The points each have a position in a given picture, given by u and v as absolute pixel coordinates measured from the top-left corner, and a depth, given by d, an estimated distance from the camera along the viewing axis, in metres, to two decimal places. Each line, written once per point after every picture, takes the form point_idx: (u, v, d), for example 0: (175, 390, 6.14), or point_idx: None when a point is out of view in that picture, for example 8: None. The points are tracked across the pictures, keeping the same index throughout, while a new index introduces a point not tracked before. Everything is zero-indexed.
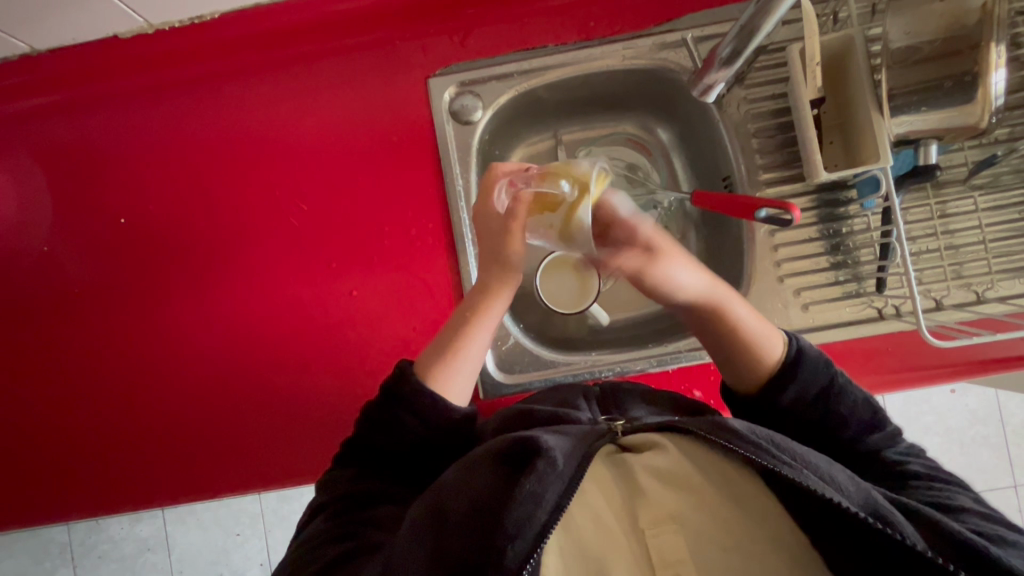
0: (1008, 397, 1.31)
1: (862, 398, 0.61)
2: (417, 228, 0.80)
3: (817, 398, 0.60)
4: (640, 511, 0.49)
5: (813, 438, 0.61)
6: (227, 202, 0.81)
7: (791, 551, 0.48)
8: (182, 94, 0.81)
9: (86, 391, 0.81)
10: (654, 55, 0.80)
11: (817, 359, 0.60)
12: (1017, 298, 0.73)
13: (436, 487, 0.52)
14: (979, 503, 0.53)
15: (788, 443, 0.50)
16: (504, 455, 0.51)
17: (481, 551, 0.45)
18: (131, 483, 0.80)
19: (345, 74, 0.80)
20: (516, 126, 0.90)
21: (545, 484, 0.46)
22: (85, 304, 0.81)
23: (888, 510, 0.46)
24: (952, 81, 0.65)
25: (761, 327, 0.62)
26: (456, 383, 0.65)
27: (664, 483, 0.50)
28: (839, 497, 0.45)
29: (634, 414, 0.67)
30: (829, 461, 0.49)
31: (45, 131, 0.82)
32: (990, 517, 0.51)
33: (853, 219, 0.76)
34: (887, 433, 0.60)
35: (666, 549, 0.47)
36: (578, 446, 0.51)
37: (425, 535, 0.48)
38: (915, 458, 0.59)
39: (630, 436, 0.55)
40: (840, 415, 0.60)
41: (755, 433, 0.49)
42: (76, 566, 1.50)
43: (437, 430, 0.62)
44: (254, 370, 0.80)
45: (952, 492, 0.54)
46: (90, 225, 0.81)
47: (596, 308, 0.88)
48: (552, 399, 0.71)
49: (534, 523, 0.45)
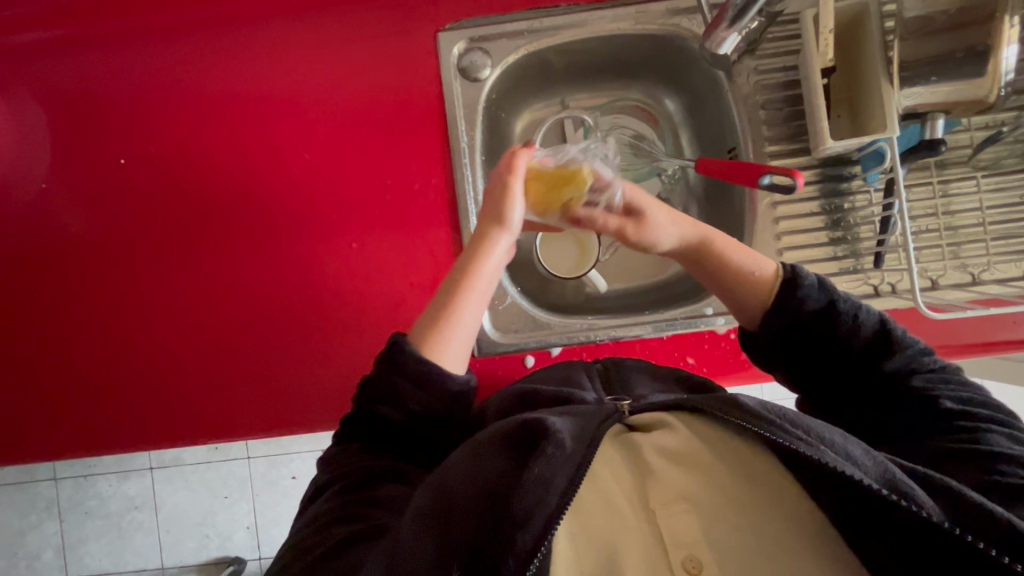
0: (991, 392, 1.33)
1: (875, 319, 0.58)
2: (421, 186, 0.80)
3: (824, 322, 0.58)
4: (651, 491, 0.50)
5: (828, 362, 0.59)
6: (228, 148, 0.80)
7: (788, 509, 0.49)
8: (187, 36, 0.80)
9: (78, 333, 0.80)
10: (666, 20, 0.80)
11: (813, 287, 0.59)
12: (1014, 281, 0.73)
13: (441, 471, 0.51)
14: (1014, 441, 0.52)
15: (802, 419, 0.48)
16: (511, 441, 0.51)
17: (491, 536, 0.45)
18: (123, 427, 0.80)
19: (354, 23, 0.79)
20: (523, 88, 0.89)
21: (553, 469, 0.47)
22: (82, 245, 0.80)
23: (906, 484, 0.45)
24: (964, 52, 0.65)
25: (749, 257, 0.62)
26: (450, 348, 0.61)
27: (673, 461, 0.51)
28: (858, 474, 0.44)
29: (639, 393, 0.66)
30: (841, 434, 0.48)
31: (44, 65, 0.81)
32: (1021, 459, 0.50)
33: (855, 195, 0.76)
34: (911, 356, 0.58)
35: (678, 530, 0.48)
36: (585, 429, 0.51)
37: (432, 523, 0.47)
38: (948, 386, 0.57)
39: (637, 416, 0.56)
40: (851, 338, 0.58)
41: (769, 410, 0.49)
42: (61, 521, 1.50)
43: (437, 398, 0.60)
44: (254, 320, 0.80)
45: (984, 431, 0.52)
46: (90, 165, 0.81)
47: (595, 274, 0.88)
48: (557, 376, 0.71)
49: (544, 507, 0.45)
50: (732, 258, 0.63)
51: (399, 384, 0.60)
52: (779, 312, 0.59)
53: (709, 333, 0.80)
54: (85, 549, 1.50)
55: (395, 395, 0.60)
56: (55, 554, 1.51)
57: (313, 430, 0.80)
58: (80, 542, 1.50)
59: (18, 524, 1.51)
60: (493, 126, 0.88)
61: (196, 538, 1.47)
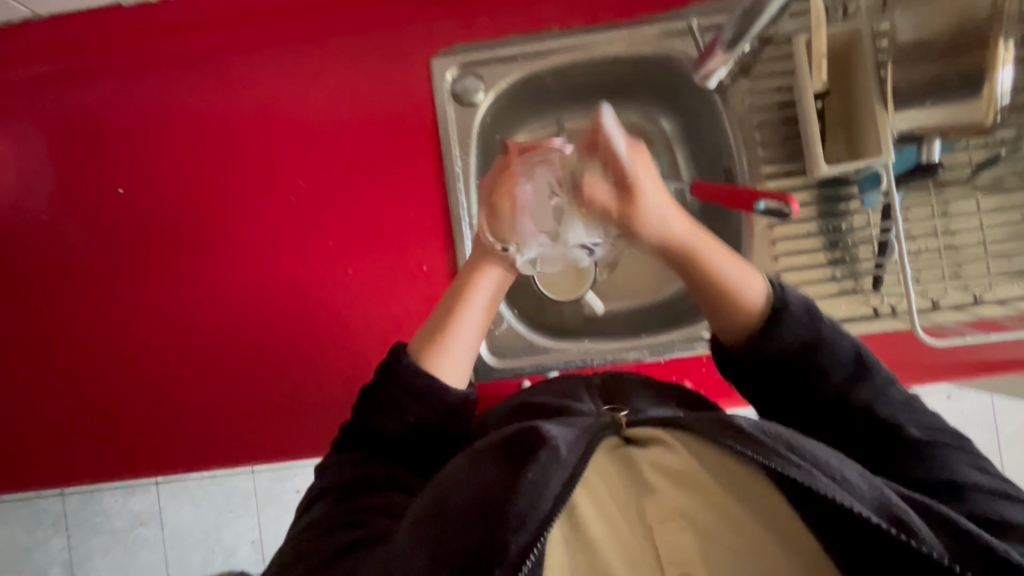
0: (1003, 404, 1.31)
1: (847, 345, 0.56)
2: (416, 209, 0.80)
3: (802, 347, 0.55)
4: (648, 507, 0.47)
5: (800, 390, 0.57)
6: (223, 175, 0.80)
7: (780, 531, 0.47)
8: (183, 66, 0.81)
9: (78, 358, 0.81)
10: (660, 42, 0.80)
11: (800, 309, 0.55)
12: (1015, 301, 0.71)
13: (434, 482, 0.49)
14: (982, 471, 0.53)
15: (799, 441, 0.46)
16: (508, 450, 0.48)
17: (485, 545, 0.43)
18: (124, 451, 0.81)
19: (347, 50, 0.80)
20: (519, 110, 0.90)
21: (547, 474, 0.45)
22: (80, 272, 0.81)
23: (901, 508, 0.44)
24: (959, 77, 0.66)
25: (738, 269, 0.55)
26: (450, 363, 0.62)
27: (673, 479, 0.48)
28: (851, 502, 0.42)
29: (637, 406, 0.62)
30: (838, 455, 0.46)
31: (44, 97, 0.81)
32: (988, 488, 0.50)
33: (853, 216, 0.76)
34: (882, 384, 0.56)
35: (674, 548, 0.45)
36: (577, 435, 0.49)
37: (428, 532, 0.45)
38: (911, 412, 0.56)
39: (634, 429, 0.52)
40: (827, 367, 0.55)
41: (764, 431, 0.46)
42: (68, 536, 1.51)
43: (420, 428, 0.62)
44: (253, 346, 0.80)
45: (948, 461, 0.53)
46: (88, 193, 0.81)
47: (591, 297, 0.90)
48: (555, 389, 0.68)
49: (537, 512, 0.44)
50: (720, 267, 0.54)
51: (400, 396, 0.61)
52: (758, 335, 0.55)
53: (707, 356, 0.80)
54: (92, 564, 1.51)
55: (391, 404, 0.61)
56: (63, 569, 1.52)
57: (312, 454, 0.80)
58: (88, 558, 1.51)
59: (26, 540, 1.52)
60: (489, 149, 0.88)
61: (202, 553, 1.47)
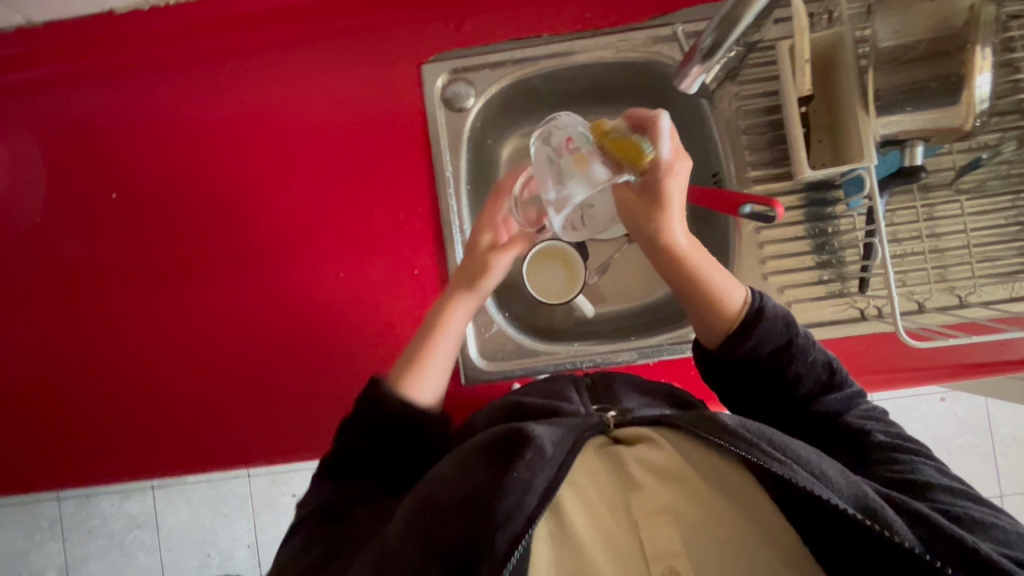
0: (997, 407, 1.32)
1: (816, 355, 0.61)
2: (407, 213, 0.81)
3: (772, 356, 0.60)
4: (633, 502, 0.47)
5: (773, 396, 0.62)
6: (216, 178, 0.81)
7: (766, 526, 0.47)
8: (177, 71, 0.82)
9: (70, 360, 0.82)
10: (648, 48, 0.81)
11: (776, 316, 0.60)
12: (999, 303, 0.73)
13: (425, 480, 0.49)
14: (943, 473, 0.55)
15: (780, 438, 0.48)
16: (494, 448, 0.49)
17: (469, 541, 0.44)
18: (116, 453, 0.81)
19: (339, 55, 0.81)
20: (511, 115, 0.90)
21: (534, 472, 0.45)
22: (73, 276, 0.82)
23: (878, 503, 0.45)
24: (938, 82, 0.67)
25: (725, 278, 0.61)
26: (426, 382, 0.66)
27: (656, 475, 0.48)
28: (829, 495, 0.44)
29: (627, 406, 0.63)
30: (819, 452, 0.48)
31: (39, 103, 0.82)
32: (950, 488, 0.52)
33: (839, 219, 0.77)
34: (847, 396, 0.61)
35: (660, 541, 0.45)
36: (566, 434, 0.50)
37: (417, 528, 0.46)
38: (878, 423, 0.60)
39: (621, 429, 0.53)
40: (796, 372, 0.60)
41: (747, 428, 0.47)
42: (64, 540, 1.51)
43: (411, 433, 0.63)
44: (247, 350, 0.81)
45: (913, 463, 0.55)
46: (82, 197, 0.82)
47: (583, 299, 0.88)
48: (544, 390, 0.68)
49: (524, 510, 0.44)
50: (708, 275, 0.61)
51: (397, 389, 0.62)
52: (737, 337, 0.60)
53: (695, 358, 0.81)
54: (87, 569, 1.51)
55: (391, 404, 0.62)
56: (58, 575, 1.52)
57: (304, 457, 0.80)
58: (82, 562, 1.51)
59: (22, 544, 1.52)
60: (480, 153, 0.89)
61: (198, 557, 1.47)
